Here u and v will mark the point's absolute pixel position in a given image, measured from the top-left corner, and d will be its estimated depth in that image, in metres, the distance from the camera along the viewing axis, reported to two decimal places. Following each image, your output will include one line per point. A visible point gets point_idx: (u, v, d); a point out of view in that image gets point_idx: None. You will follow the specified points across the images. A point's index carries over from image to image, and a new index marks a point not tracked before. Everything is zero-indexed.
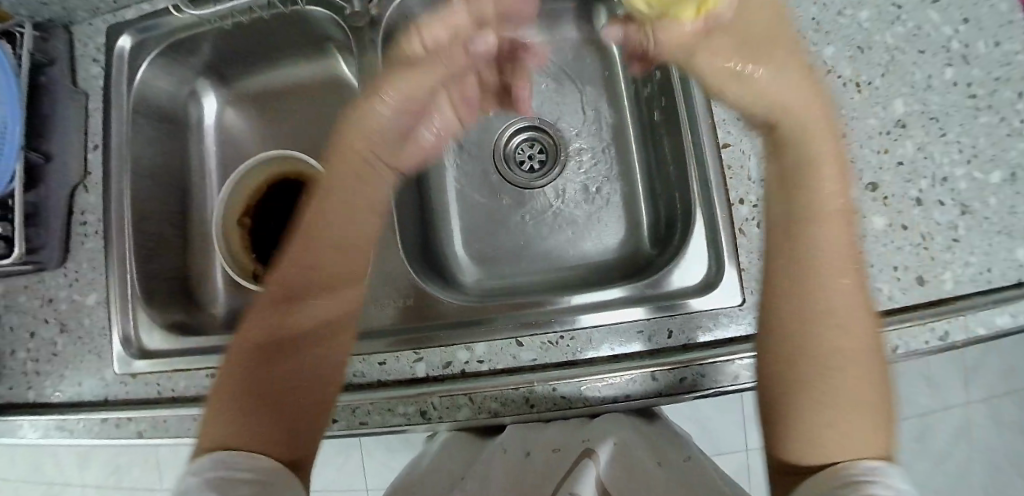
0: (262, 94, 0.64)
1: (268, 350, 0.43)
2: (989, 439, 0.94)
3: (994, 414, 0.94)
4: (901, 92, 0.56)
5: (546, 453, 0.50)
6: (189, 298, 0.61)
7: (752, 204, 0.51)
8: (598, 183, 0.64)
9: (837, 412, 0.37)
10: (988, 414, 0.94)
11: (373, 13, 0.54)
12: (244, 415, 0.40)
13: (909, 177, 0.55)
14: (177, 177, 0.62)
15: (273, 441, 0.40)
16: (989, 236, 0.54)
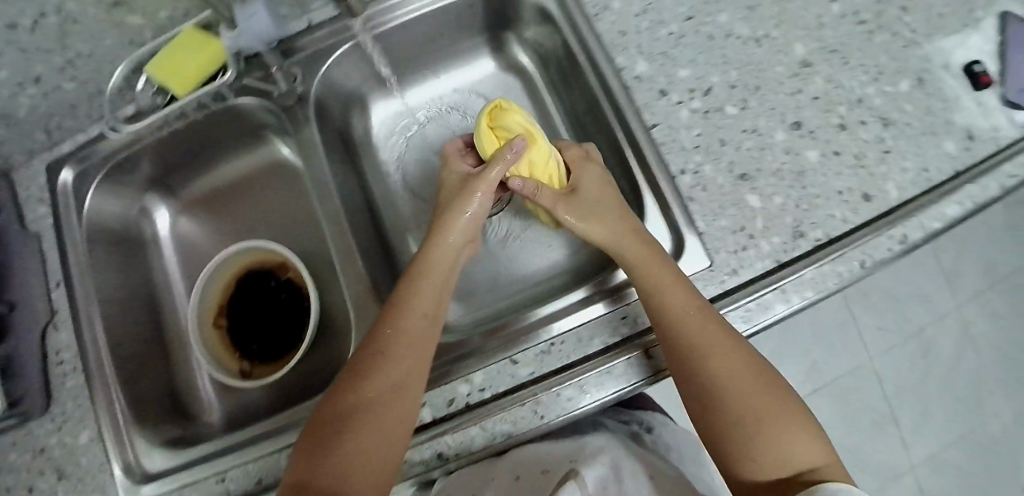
0: (208, 195, 0.65)
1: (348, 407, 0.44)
2: (988, 334, 0.99)
3: (982, 309, 1.00)
4: (798, 37, 0.60)
5: (536, 476, 0.52)
6: (178, 410, 0.60)
7: (693, 172, 0.55)
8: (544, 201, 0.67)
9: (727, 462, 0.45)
10: (979, 311, 1.00)
11: (299, 88, 0.57)
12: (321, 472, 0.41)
13: (827, 108, 0.58)
14: (144, 297, 0.62)
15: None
16: (917, 139, 0.59)
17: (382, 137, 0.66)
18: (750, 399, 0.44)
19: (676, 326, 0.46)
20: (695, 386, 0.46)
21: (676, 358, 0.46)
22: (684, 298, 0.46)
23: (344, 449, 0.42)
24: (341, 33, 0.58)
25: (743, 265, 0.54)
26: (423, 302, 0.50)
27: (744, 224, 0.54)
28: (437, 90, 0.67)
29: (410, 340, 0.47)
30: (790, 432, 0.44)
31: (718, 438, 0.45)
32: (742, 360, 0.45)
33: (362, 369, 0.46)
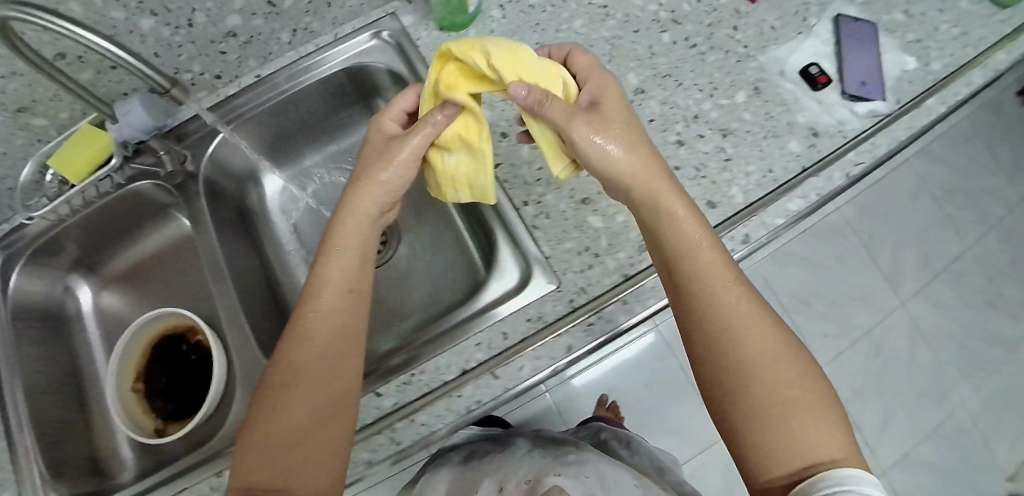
0: (126, 270, 0.74)
1: (289, 391, 0.46)
2: (938, 325, 1.05)
3: (927, 300, 1.06)
4: (631, 67, 0.65)
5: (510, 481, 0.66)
6: (96, 469, 0.64)
7: (536, 202, 0.59)
8: (425, 244, 0.72)
9: (734, 445, 0.44)
10: (925, 302, 1.06)
11: (189, 168, 0.65)
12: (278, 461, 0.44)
13: (663, 127, 0.62)
14: (70, 366, 0.69)
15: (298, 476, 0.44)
16: (759, 144, 0.63)
17: (274, 204, 0.73)
18: (771, 378, 0.43)
19: (702, 296, 0.46)
20: (713, 361, 0.45)
21: (701, 328, 0.46)
22: (716, 268, 0.47)
23: (286, 436, 0.44)
24: (229, 114, 0.66)
25: (590, 283, 0.56)
26: (343, 278, 0.49)
27: (588, 245, 0.58)
28: (321, 160, 0.74)
29: (337, 319, 0.48)
30: (806, 419, 0.42)
31: (730, 420, 0.44)
32: (770, 339, 0.45)
33: (296, 351, 0.47)
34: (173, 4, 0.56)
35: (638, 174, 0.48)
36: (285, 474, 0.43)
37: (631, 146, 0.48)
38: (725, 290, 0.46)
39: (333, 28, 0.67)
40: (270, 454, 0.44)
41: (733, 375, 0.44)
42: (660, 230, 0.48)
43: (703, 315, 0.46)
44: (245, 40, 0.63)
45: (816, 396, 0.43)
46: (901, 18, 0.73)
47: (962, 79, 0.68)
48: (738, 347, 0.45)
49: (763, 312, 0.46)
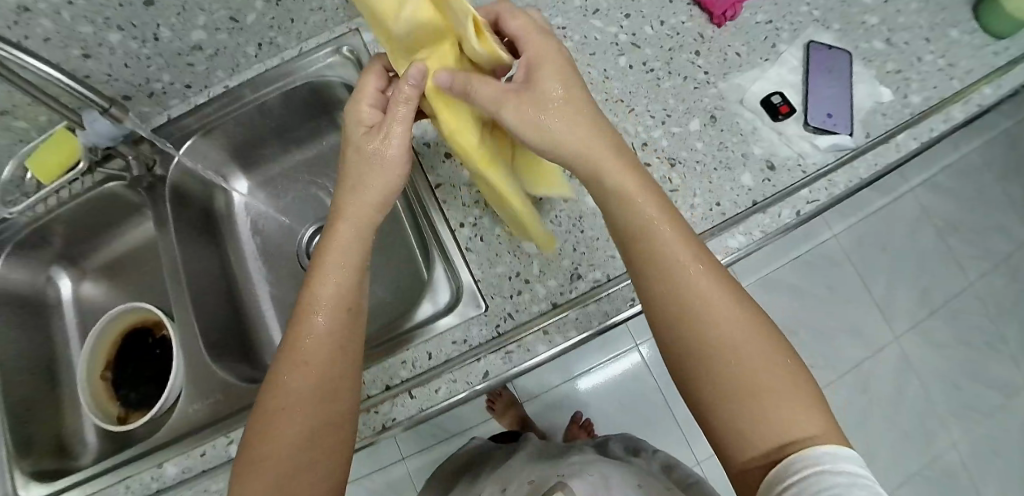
0: (104, 263, 0.79)
1: (279, 406, 0.44)
2: (931, 363, 1.00)
3: (923, 338, 1.01)
4: None
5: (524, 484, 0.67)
6: (60, 446, 0.71)
7: (471, 225, 0.59)
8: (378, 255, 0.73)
9: (710, 432, 0.39)
10: (920, 340, 1.01)
11: (156, 172, 0.68)
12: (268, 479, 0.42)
13: None
14: (47, 350, 0.75)
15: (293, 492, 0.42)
16: (708, 176, 0.61)
17: (240, 208, 0.76)
18: (742, 355, 0.38)
19: (661, 277, 0.40)
20: (680, 350, 0.39)
21: (665, 321, 0.40)
22: (677, 249, 0.40)
23: (279, 455, 0.42)
24: (200, 123, 0.69)
25: (518, 310, 0.56)
26: (339, 296, 0.46)
27: (519, 270, 0.58)
28: (287, 168, 0.77)
29: (332, 339, 0.46)
30: (778, 397, 0.36)
31: (701, 406, 0.39)
32: (734, 314, 0.39)
33: (292, 370, 0.45)
34: (139, 20, 0.59)
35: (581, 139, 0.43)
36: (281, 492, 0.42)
37: (570, 110, 0.43)
38: (682, 270, 0.40)
39: (298, 42, 0.70)
40: (264, 472, 0.42)
41: (705, 362, 0.38)
42: (612, 208, 0.43)
43: (668, 305, 0.40)
44: (211, 52, 0.66)
45: (790, 364, 0.38)
46: (881, 47, 0.71)
47: (940, 115, 0.66)
48: (704, 327, 0.39)
49: (731, 287, 0.40)
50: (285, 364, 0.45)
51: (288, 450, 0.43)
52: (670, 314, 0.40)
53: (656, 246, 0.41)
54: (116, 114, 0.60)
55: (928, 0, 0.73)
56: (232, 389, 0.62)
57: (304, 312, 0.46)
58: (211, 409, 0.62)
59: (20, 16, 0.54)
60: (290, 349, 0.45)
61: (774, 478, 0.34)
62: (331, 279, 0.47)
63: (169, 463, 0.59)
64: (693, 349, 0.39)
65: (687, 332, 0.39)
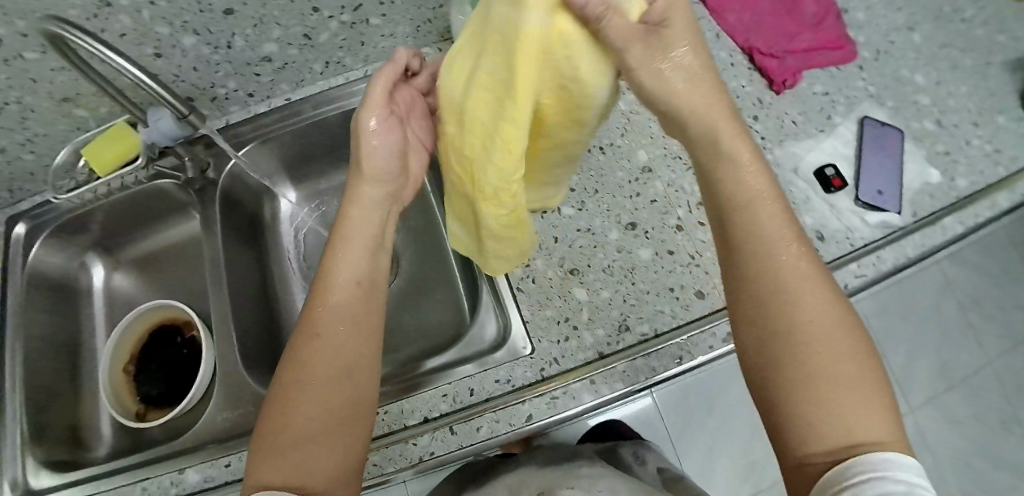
0: (140, 256, 0.79)
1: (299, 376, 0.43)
2: (941, 437, 1.01)
3: (936, 411, 1.01)
4: (644, 143, 0.66)
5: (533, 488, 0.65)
6: (75, 438, 0.69)
7: (524, 265, 0.60)
8: (418, 280, 0.73)
9: (775, 431, 0.39)
10: (933, 413, 1.01)
11: (209, 175, 0.69)
12: (285, 452, 0.41)
13: (665, 209, 0.62)
14: (70, 336, 0.74)
15: (312, 466, 0.41)
16: None
17: (286, 219, 0.76)
18: (825, 353, 0.38)
19: (760, 258, 0.42)
20: (760, 334, 0.41)
21: (749, 308, 0.42)
22: (779, 230, 0.43)
23: (298, 427, 0.42)
24: (257, 131, 0.70)
25: (564, 355, 0.57)
26: (355, 267, 0.48)
27: (568, 315, 0.58)
28: (336, 183, 0.77)
29: (348, 310, 0.46)
30: (854, 396, 0.37)
31: (770, 392, 0.39)
32: (825, 301, 0.40)
33: (311, 339, 0.45)
34: (216, 27, 0.60)
35: (703, 110, 0.46)
36: (299, 465, 0.40)
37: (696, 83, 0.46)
38: (780, 253, 0.42)
39: (364, 64, 0.71)
40: (285, 446, 0.41)
41: (788, 353, 0.39)
42: (720, 179, 0.45)
43: (760, 288, 0.41)
44: (279, 65, 0.67)
45: (873, 366, 0.39)
46: (931, 128, 0.72)
47: (985, 202, 0.66)
48: (791, 319, 0.40)
49: (824, 283, 0.41)
50: (303, 335, 0.45)
51: (308, 420, 0.42)
52: (757, 299, 0.41)
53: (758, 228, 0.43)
54: (193, 121, 0.62)
55: (979, 85, 0.74)
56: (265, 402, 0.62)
57: (320, 285, 0.47)
58: (241, 419, 0.61)
59: (100, 10, 0.54)
60: (307, 321, 0.46)
61: (829, 482, 0.35)
62: (342, 254, 0.48)
63: (191, 470, 0.58)
64: (776, 339, 0.40)
65: (773, 321, 0.40)
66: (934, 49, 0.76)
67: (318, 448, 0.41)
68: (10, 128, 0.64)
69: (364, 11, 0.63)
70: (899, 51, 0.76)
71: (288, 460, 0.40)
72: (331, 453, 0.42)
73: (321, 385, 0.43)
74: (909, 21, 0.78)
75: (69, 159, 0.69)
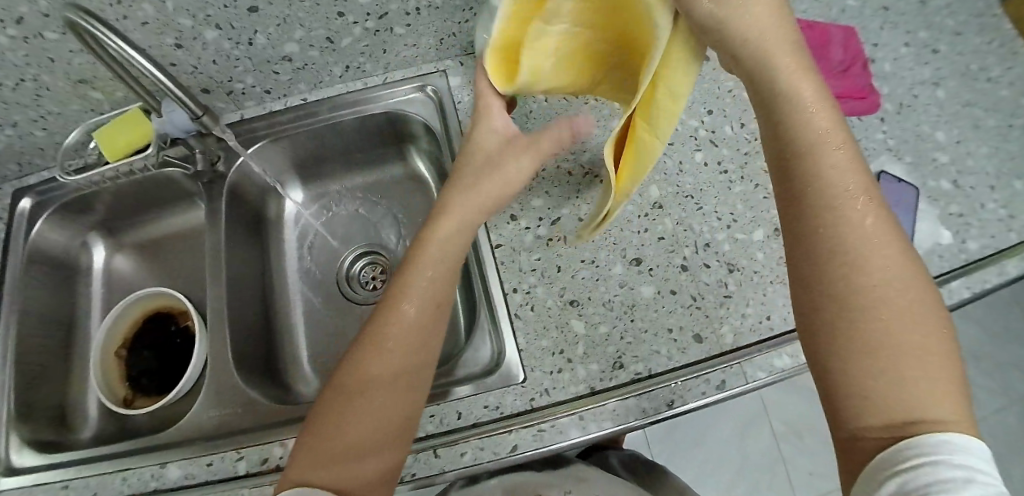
0: (143, 240, 0.79)
1: (363, 377, 0.46)
2: None
3: None
4: (657, 181, 0.66)
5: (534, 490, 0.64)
6: (61, 419, 0.69)
7: (524, 292, 0.59)
8: None
9: (832, 398, 0.37)
10: None
11: (218, 169, 0.69)
12: (337, 447, 0.44)
13: (672, 248, 0.62)
14: (66, 314, 0.74)
15: (357, 467, 0.44)
16: (763, 287, 0.61)
17: (292, 219, 0.76)
18: (897, 321, 0.36)
19: (827, 214, 0.38)
20: (824, 296, 0.38)
21: (813, 269, 0.38)
22: (851, 185, 0.39)
23: (351, 427, 0.45)
24: (268, 130, 0.70)
25: (555, 387, 0.56)
26: (432, 288, 0.49)
27: (563, 348, 0.57)
28: (344, 186, 0.77)
29: (419, 326, 0.48)
30: (924, 370, 0.35)
31: (825, 353, 0.37)
32: (899, 266, 0.37)
33: (375, 344, 0.47)
34: (239, 23, 0.59)
35: (771, 45, 0.41)
36: (347, 463, 0.44)
37: (767, 19, 0.42)
38: (853, 211, 0.38)
39: (384, 71, 0.70)
40: (339, 444, 0.44)
41: (855, 317, 0.36)
42: (790, 123, 0.40)
43: (824, 249, 0.38)
44: (299, 66, 0.66)
45: (945, 343, 0.36)
46: (947, 188, 0.71)
47: (994, 267, 0.66)
48: (859, 283, 0.37)
49: (900, 247, 0.38)
50: (372, 333, 0.48)
51: (361, 421, 0.45)
52: (821, 260, 0.38)
53: (826, 178, 0.39)
54: (206, 122, 0.62)
55: (1000, 147, 0.73)
56: (254, 404, 0.62)
57: (396, 293, 0.49)
58: (229, 417, 0.61)
59: None
60: (378, 325, 0.48)
61: (887, 456, 0.34)
62: (422, 271, 0.49)
63: (173, 465, 0.58)
64: (843, 303, 0.37)
65: (841, 284, 0.37)
66: (957, 107, 0.75)
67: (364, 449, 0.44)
68: (24, 104, 0.64)
69: (389, 20, 0.62)
70: (922, 106, 0.75)
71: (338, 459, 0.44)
72: (372, 458, 0.45)
73: (377, 388, 0.45)
74: (935, 76, 0.77)
75: (80, 139, 0.68)
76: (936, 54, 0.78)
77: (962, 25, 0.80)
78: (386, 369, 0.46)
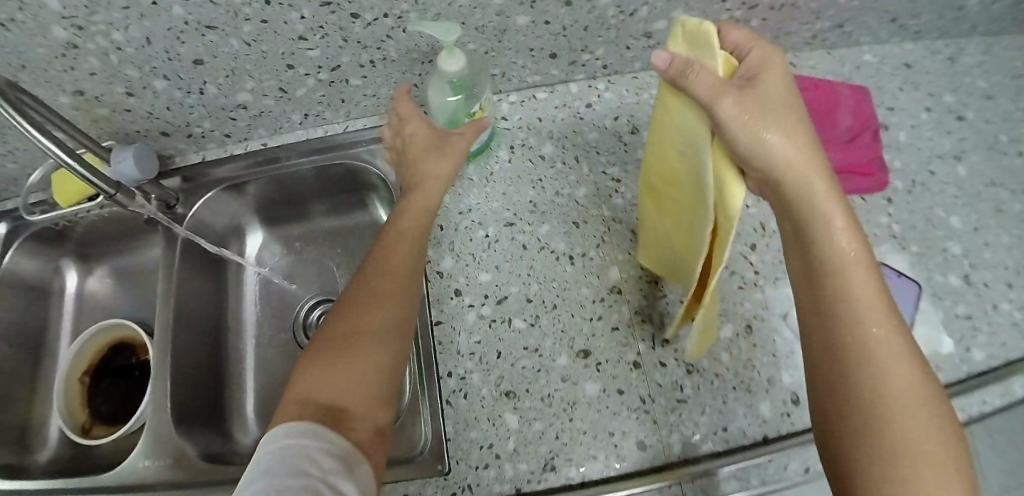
0: (114, 267, 0.80)
1: (350, 329, 0.46)
2: None
3: None
4: (620, 258, 0.60)
5: None
6: (22, 441, 0.70)
7: (459, 377, 0.56)
8: None
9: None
10: None
11: (177, 211, 0.67)
12: (326, 393, 0.42)
13: (626, 341, 0.57)
14: (34, 337, 0.76)
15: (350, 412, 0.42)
16: (723, 392, 0.55)
17: (254, 258, 0.75)
18: (913, 425, 0.36)
19: (841, 321, 0.39)
20: (844, 398, 0.38)
21: (832, 369, 0.39)
22: (867, 295, 0.39)
23: (342, 375, 0.43)
24: (226, 171, 0.68)
25: (479, 485, 0.52)
26: (411, 247, 0.51)
27: (493, 442, 0.54)
28: (305, 230, 0.75)
29: (402, 280, 0.49)
30: (943, 477, 0.35)
31: (846, 453, 0.37)
32: (910, 372, 0.38)
33: (360, 302, 0.47)
34: (186, 74, 0.56)
35: (792, 151, 0.40)
36: (339, 408, 0.42)
37: (788, 125, 0.40)
38: (868, 320, 0.39)
39: (345, 119, 0.67)
40: (330, 391, 0.43)
41: (873, 418, 0.36)
42: (810, 235, 0.41)
43: (839, 354, 0.39)
44: (255, 113, 0.63)
45: (959, 447, 0.36)
46: (957, 284, 0.64)
47: (1000, 385, 0.57)
48: (870, 388, 0.37)
49: (912, 354, 0.38)
50: (356, 292, 0.48)
51: (354, 368, 0.44)
52: (839, 363, 0.39)
53: (842, 286, 0.39)
54: (120, 200, 0.59)
55: None
56: (186, 461, 0.60)
57: (375, 259, 0.50)
58: (157, 471, 0.59)
59: (67, 51, 0.51)
60: (357, 290, 0.48)
61: None
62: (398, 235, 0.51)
63: None
64: (861, 406, 0.37)
65: (858, 386, 0.38)
66: (979, 187, 0.69)
67: (355, 397, 0.43)
68: None
69: (344, 72, 0.59)
70: (938, 185, 0.69)
71: (326, 409, 0.42)
72: (363, 404, 0.43)
73: (364, 338, 0.45)
74: (957, 149, 0.71)
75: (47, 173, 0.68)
76: (961, 121, 0.73)
77: (994, 88, 0.75)
78: (370, 333, 0.46)
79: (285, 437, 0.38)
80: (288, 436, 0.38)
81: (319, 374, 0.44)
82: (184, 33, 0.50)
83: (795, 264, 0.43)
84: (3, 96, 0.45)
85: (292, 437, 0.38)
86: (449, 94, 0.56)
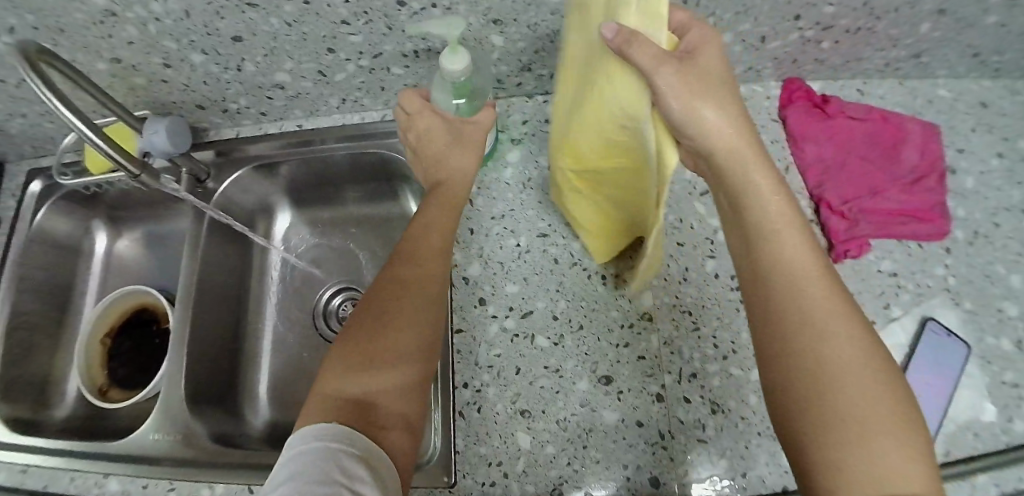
0: (143, 232, 0.79)
1: (379, 323, 0.43)
2: None
3: None
4: (654, 284, 0.58)
5: None
6: (44, 395, 0.72)
7: (475, 389, 0.55)
8: None
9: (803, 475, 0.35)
10: None
11: (207, 186, 0.66)
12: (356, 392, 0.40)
13: (651, 372, 0.54)
14: (63, 295, 0.76)
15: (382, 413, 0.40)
16: (748, 437, 0.53)
17: (279, 239, 0.73)
18: (857, 387, 0.34)
19: (778, 289, 0.38)
20: (785, 366, 0.37)
21: (771, 338, 0.38)
22: (803, 259, 0.38)
23: (372, 373, 0.41)
24: (258, 147, 0.67)
25: None
26: (439, 235, 0.48)
27: (503, 460, 0.52)
28: (332, 214, 0.73)
29: (433, 271, 0.47)
30: (890, 438, 0.33)
31: (789, 424, 0.36)
32: (854, 333, 0.36)
33: (390, 294, 0.45)
34: (224, 50, 0.54)
35: (727, 126, 0.41)
36: (371, 409, 0.40)
37: (725, 102, 0.41)
38: (806, 286, 0.38)
39: (383, 107, 0.65)
40: (361, 391, 0.41)
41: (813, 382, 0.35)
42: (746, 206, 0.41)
43: (777, 321, 0.38)
44: (292, 94, 0.61)
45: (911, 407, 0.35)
46: (1010, 349, 0.59)
47: None
48: (809, 354, 0.36)
49: (856, 317, 0.37)
50: (386, 284, 0.46)
51: (386, 364, 0.42)
52: (778, 331, 0.37)
53: (780, 255, 0.39)
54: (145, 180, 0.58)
55: None
56: (195, 439, 0.59)
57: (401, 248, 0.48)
58: (166, 444, 0.59)
59: (106, 18, 0.49)
60: (384, 283, 0.46)
61: None
62: (425, 220, 0.49)
63: (115, 478, 0.58)
64: (802, 373, 0.36)
65: (797, 351, 0.36)
66: None
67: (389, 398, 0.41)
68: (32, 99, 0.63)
69: (385, 60, 0.56)
70: (1002, 240, 0.64)
71: (356, 411, 0.40)
72: (395, 403, 0.41)
73: (398, 335, 0.43)
74: None
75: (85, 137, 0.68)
76: None
77: None
78: (400, 327, 0.43)
79: (314, 436, 0.37)
80: (318, 435, 0.37)
81: (350, 375, 0.41)
82: (224, 9, 0.48)
83: (736, 243, 0.43)
84: (31, 66, 0.43)
85: (321, 437, 0.37)
86: (454, 96, 0.54)
